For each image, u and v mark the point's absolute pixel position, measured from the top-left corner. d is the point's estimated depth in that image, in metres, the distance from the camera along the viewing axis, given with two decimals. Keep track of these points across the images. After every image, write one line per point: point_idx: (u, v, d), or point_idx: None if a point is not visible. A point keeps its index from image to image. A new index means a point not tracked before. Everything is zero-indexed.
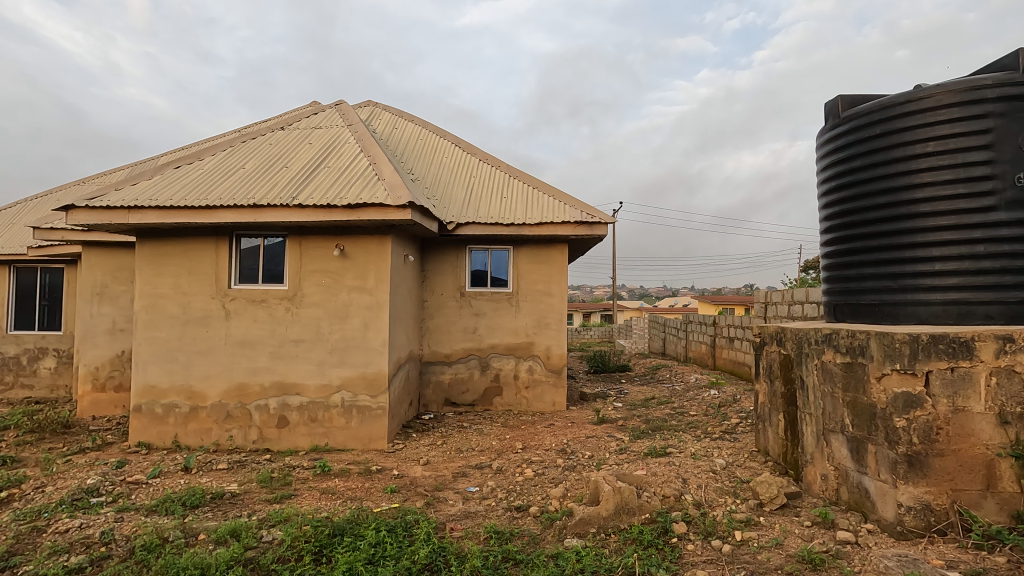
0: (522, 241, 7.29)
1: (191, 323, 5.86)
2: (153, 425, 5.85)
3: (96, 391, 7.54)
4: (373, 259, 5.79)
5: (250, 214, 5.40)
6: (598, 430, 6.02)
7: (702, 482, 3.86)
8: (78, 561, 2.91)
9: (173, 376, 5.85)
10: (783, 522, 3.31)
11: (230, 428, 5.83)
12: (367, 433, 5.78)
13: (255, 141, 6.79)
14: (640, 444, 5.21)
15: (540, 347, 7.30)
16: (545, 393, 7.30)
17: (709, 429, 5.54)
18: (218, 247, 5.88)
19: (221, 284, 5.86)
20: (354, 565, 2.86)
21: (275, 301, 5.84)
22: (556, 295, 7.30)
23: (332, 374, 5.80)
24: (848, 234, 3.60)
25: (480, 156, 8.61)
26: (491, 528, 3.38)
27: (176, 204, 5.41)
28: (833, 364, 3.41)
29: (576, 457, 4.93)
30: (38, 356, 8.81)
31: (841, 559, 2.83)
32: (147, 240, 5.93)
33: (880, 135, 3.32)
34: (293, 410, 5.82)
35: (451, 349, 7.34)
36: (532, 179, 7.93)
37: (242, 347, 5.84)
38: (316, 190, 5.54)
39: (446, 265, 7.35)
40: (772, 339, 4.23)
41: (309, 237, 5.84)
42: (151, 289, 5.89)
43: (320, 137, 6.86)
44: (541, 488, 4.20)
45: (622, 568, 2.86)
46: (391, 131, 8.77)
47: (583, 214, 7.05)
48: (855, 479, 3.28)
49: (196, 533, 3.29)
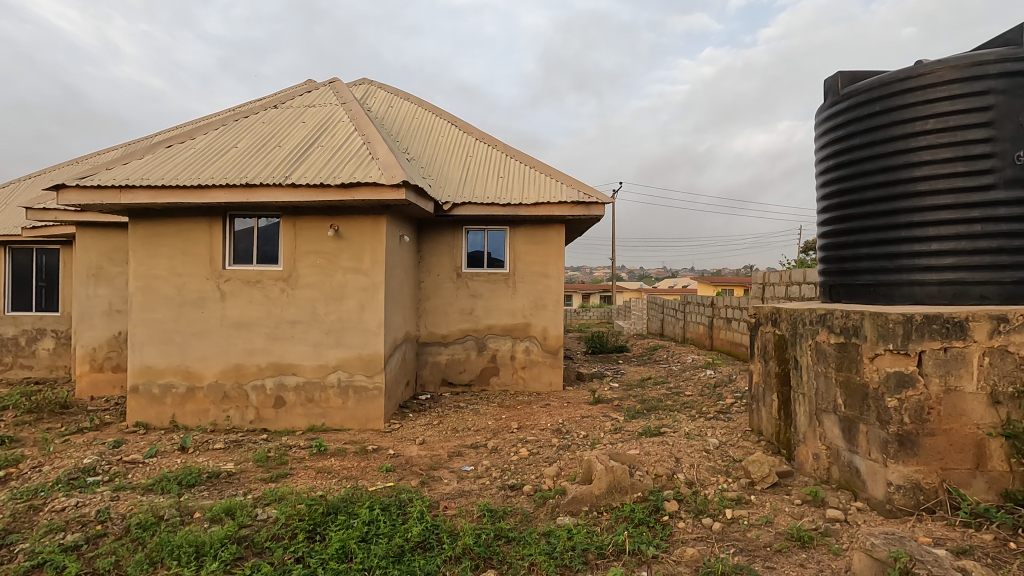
0: (520, 221, 7.24)
1: (186, 304, 5.85)
2: (150, 406, 5.86)
3: (94, 371, 7.57)
4: (367, 239, 5.76)
5: (243, 194, 5.35)
6: (594, 410, 6.05)
7: (694, 461, 3.84)
8: (74, 540, 2.94)
9: (169, 356, 5.86)
10: (774, 500, 3.29)
11: (227, 408, 5.84)
12: (363, 413, 5.80)
13: (248, 119, 6.71)
14: (636, 424, 5.24)
15: (536, 328, 7.31)
16: (542, 373, 7.33)
17: (704, 409, 5.59)
18: (211, 228, 5.84)
19: (216, 266, 5.83)
20: (347, 542, 2.86)
21: (270, 281, 5.82)
22: (552, 276, 7.29)
23: (328, 355, 5.81)
24: (841, 216, 3.60)
25: (478, 136, 8.51)
26: (484, 506, 3.43)
27: (168, 183, 5.35)
28: (827, 344, 3.45)
29: (571, 437, 4.95)
30: (37, 337, 8.85)
31: (830, 537, 2.81)
32: (140, 220, 5.88)
33: (880, 112, 3.27)
34: (289, 390, 5.83)
35: (449, 330, 7.34)
36: (529, 159, 7.86)
37: (238, 328, 5.83)
38: (308, 169, 5.48)
39: (442, 245, 7.31)
40: (768, 319, 4.26)
41: (303, 217, 5.80)
42: (145, 270, 5.87)
43: (314, 115, 6.76)
44: (536, 468, 4.23)
45: (612, 545, 2.87)
46: (387, 110, 8.64)
47: (579, 194, 7.00)
48: (846, 458, 3.30)
49: (192, 511, 3.31)
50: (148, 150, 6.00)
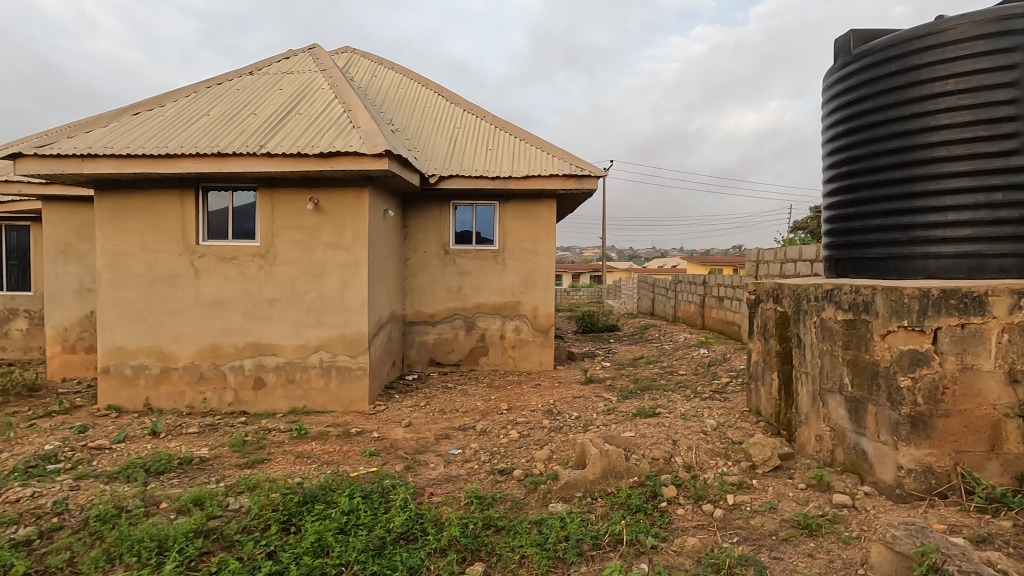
0: (509, 196, 6.97)
1: (157, 282, 5.55)
2: (122, 388, 5.59)
3: (66, 352, 7.26)
4: (349, 213, 5.47)
5: (215, 164, 5.02)
6: (586, 390, 5.88)
7: (692, 444, 3.67)
8: (26, 534, 2.70)
9: (141, 336, 5.58)
10: (777, 484, 3.13)
11: (204, 390, 5.59)
12: (347, 395, 5.58)
13: (222, 86, 6.32)
14: (629, 404, 5.07)
15: (526, 307, 7.10)
16: (532, 353, 7.13)
17: (699, 388, 5.43)
18: (183, 201, 5.52)
19: (189, 241, 5.53)
20: (324, 534, 2.65)
21: (247, 257, 5.53)
22: (543, 253, 7.05)
23: (309, 334, 5.56)
24: (850, 186, 3.40)
25: (467, 107, 8.17)
26: (472, 493, 3.24)
27: (133, 151, 5.00)
28: (834, 322, 3.27)
29: (562, 419, 4.77)
30: (9, 317, 8.49)
31: (838, 524, 2.65)
32: (106, 193, 5.54)
33: (895, 72, 3.04)
34: (268, 371, 5.58)
35: (436, 308, 7.11)
36: (519, 131, 7.55)
37: (213, 306, 5.55)
38: (285, 138, 5.15)
39: (428, 221, 7.03)
40: (769, 296, 4.08)
41: (281, 189, 5.49)
42: (113, 246, 5.54)
43: (292, 82, 6.39)
44: (526, 451, 4.05)
45: (609, 535, 2.69)
46: (370, 79, 8.25)
47: (571, 167, 6.73)
48: (852, 440, 3.15)
49: (158, 501, 3.08)
50: (113, 118, 5.63)
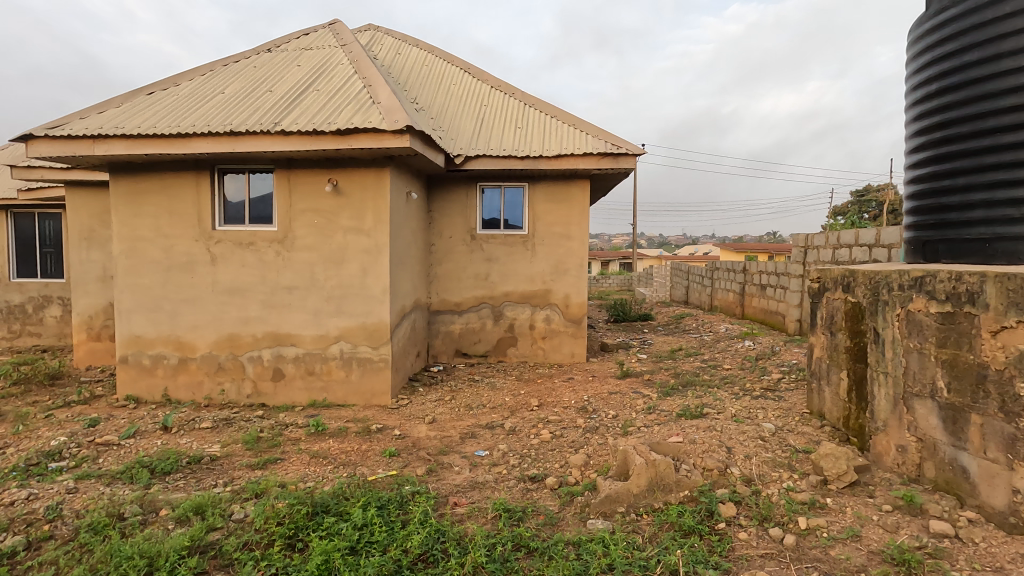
0: (539, 177, 6.55)
1: (174, 268, 5.34)
2: (141, 378, 5.42)
3: (92, 340, 7.19)
4: (370, 195, 5.14)
5: (228, 143, 4.74)
6: (623, 385, 5.46)
7: (749, 452, 3.23)
8: (12, 544, 2.46)
9: (159, 325, 5.39)
10: (856, 505, 2.68)
11: (222, 381, 5.38)
12: (368, 387, 5.30)
13: (239, 64, 6.04)
14: (671, 402, 4.64)
15: (558, 295, 6.70)
16: (563, 344, 6.74)
17: (748, 385, 4.95)
18: (198, 184, 5.27)
19: (205, 226, 5.29)
20: (332, 555, 2.33)
21: (264, 243, 5.26)
22: (576, 237, 6.63)
23: (329, 324, 5.29)
24: (942, 154, 2.88)
25: (494, 84, 7.74)
26: (500, 504, 2.89)
27: (145, 131, 4.75)
28: (926, 315, 2.78)
29: (598, 418, 4.38)
30: (43, 304, 8.50)
31: (942, 561, 2.19)
32: (121, 176, 5.34)
33: (1011, 15, 2.50)
34: (288, 362, 5.33)
35: (462, 297, 6.77)
36: (550, 107, 7.09)
37: (231, 294, 5.32)
38: (300, 115, 4.83)
39: (454, 204, 6.66)
40: (837, 284, 3.58)
41: (298, 170, 5.19)
42: (129, 231, 5.35)
43: (310, 58, 6.06)
44: (559, 455, 3.68)
45: (660, 565, 2.30)
46: (394, 57, 7.88)
47: (606, 145, 6.27)
48: (948, 455, 2.67)
49: (158, 508, 2.82)
50: (127, 98, 5.41)
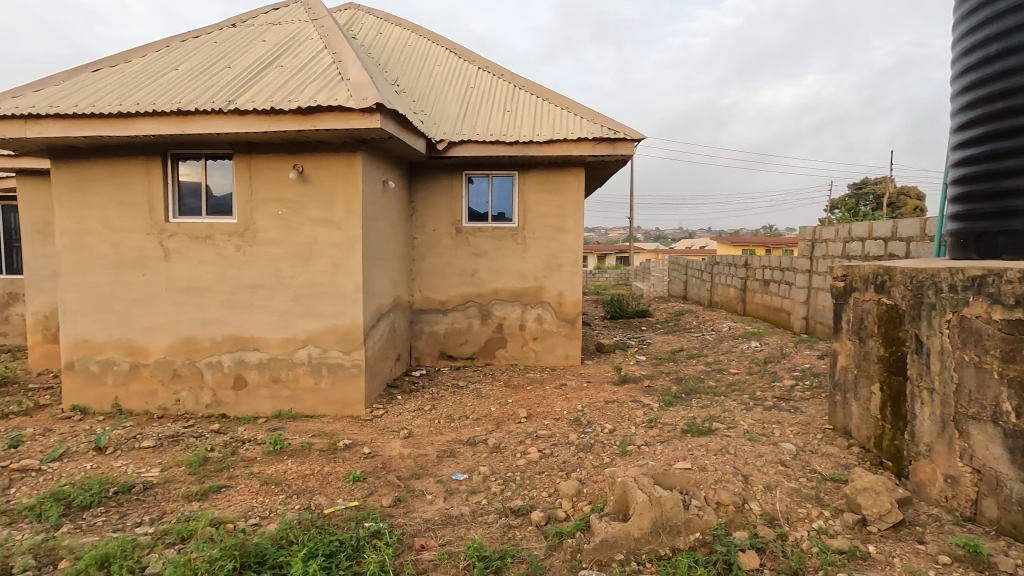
0: (530, 165, 6.03)
1: (123, 265, 4.81)
2: (89, 386, 4.91)
3: (49, 342, 6.66)
4: (340, 183, 4.62)
5: (177, 124, 4.22)
6: (620, 392, 4.98)
7: (770, 481, 2.75)
8: None
9: (108, 328, 4.87)
10: (904, 554, 2.21)
11: (178, 390, 4.87)
12: (340, 396, 4.80)
13: (199, 39, 5.50)
14: (674, 414, 4.16)
15: (550, 293, 6.21)
16: (556, 345, 6.26)
17: (759, 394, 4.47)
18: (149, 171, 4.74)
19: (157, 217, 4.76)
20: None
21: (223, 237, 4.74)
22: (569, 231, 6.13)
23: (296, 326, 4.78)
24: (1004, 129, 2.43)
25: (482, 66, 7.20)
26: (474, 550, 2.41)
27: (82, 110, 4.22)
28: (987, 323, 2.31)
29: (593, 433, 3.89)
30: (7, 302, 7.95)
31: None
32: (64, 162, 4.79)
33: None
34: (251, 368, 4.83)
35: (447, 295, 6.26)
36: (542, 90, 6.57)
37: (187, 294, 4.80)
38: (259, 93, 4.31)
39: (438, 194, 6.14)
40: (869, 283, 3.10)
41: (260, 155, 4.66)
42: (73, 224, 4.81)
43: (278, 33, 5.52)
44: (548, 480, 3.19)
45: None
46: (374, 37, 7.33)
47: (603, 129, 5.76)
48: (1016, 494, 2.20)
49: (58, 559, 2.32)
50: (70, 75, 4.86)
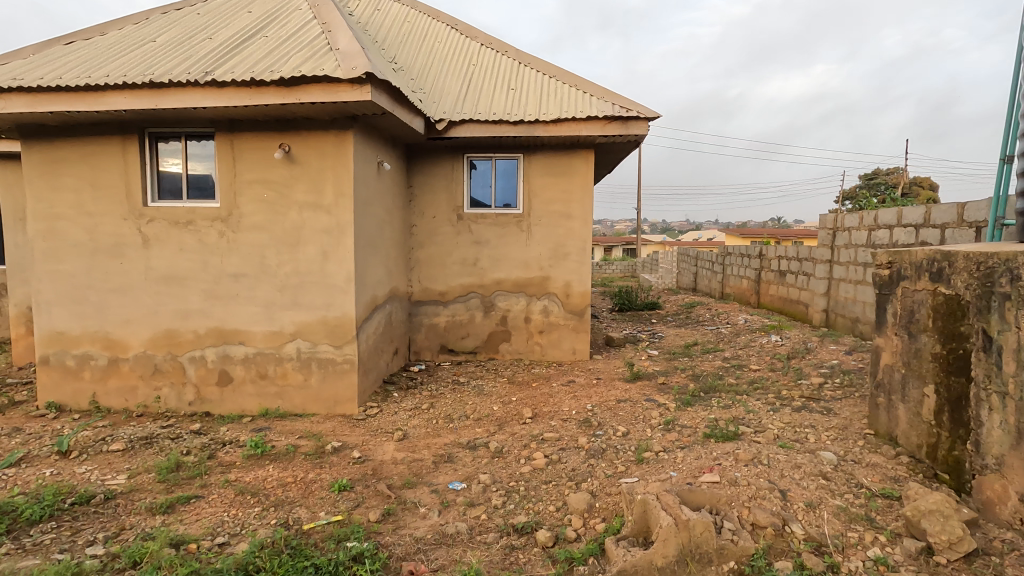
0: (535, 146, 5.65)
1: (99, 253, 4.48)
2: (65, 382, 4.60)
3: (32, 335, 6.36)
4: (329, 163, 4.27)
5: (150, 98, 3.87)
6: (633, 390, 4.61)
7: (812, 498, 2.39)
8: None
9: (84, 320, 4.55)
10: None
11: (159, 386, 4.56)
12: (331, 394, 4.47)
13: (181, 11, 5.13)
14: (693, 415, 3.80)
15: (556, 283, 5.84)
16: (563, 339, 5.90)
17: (785, 393, 4.10)
18: (125, 151, 4.40)
19: (134, 201, 4.42)
20: None
21: (204, 222, 4.40)
22: (577, 217, 5.74)
23: (283, 319, 4.44)
24: None
25: (485, 43, 6.80)
26: None
27: (48, 83, 3.88)
28: None
29: (604, 436, 3.54)
30: None
31: None
32: (34, 142, 4.46)
33: None
34: (236, 363, 4.50)
35: (447, 285, 5.91)
36: (549, 67, 6.16)
37: (167, 283, 4.47)
38: (240, 64, 3.95)
39: (438, 178, 5.77)
40: (922, 271, 2.71)
41: (244, 133, 4.31)
42: (46, 209, 4.48)
43: (265, 3, 5.14)
44: (556, 491, 2.85)
45: None
46: (372, 13, 6.94)
47: (613, 107, 5.35)
48: None
49: None
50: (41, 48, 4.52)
